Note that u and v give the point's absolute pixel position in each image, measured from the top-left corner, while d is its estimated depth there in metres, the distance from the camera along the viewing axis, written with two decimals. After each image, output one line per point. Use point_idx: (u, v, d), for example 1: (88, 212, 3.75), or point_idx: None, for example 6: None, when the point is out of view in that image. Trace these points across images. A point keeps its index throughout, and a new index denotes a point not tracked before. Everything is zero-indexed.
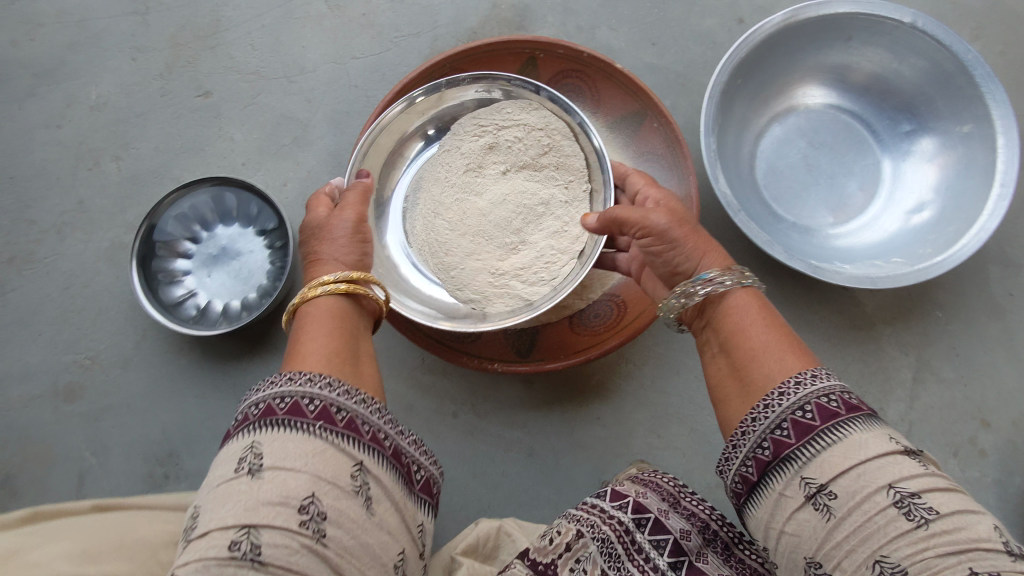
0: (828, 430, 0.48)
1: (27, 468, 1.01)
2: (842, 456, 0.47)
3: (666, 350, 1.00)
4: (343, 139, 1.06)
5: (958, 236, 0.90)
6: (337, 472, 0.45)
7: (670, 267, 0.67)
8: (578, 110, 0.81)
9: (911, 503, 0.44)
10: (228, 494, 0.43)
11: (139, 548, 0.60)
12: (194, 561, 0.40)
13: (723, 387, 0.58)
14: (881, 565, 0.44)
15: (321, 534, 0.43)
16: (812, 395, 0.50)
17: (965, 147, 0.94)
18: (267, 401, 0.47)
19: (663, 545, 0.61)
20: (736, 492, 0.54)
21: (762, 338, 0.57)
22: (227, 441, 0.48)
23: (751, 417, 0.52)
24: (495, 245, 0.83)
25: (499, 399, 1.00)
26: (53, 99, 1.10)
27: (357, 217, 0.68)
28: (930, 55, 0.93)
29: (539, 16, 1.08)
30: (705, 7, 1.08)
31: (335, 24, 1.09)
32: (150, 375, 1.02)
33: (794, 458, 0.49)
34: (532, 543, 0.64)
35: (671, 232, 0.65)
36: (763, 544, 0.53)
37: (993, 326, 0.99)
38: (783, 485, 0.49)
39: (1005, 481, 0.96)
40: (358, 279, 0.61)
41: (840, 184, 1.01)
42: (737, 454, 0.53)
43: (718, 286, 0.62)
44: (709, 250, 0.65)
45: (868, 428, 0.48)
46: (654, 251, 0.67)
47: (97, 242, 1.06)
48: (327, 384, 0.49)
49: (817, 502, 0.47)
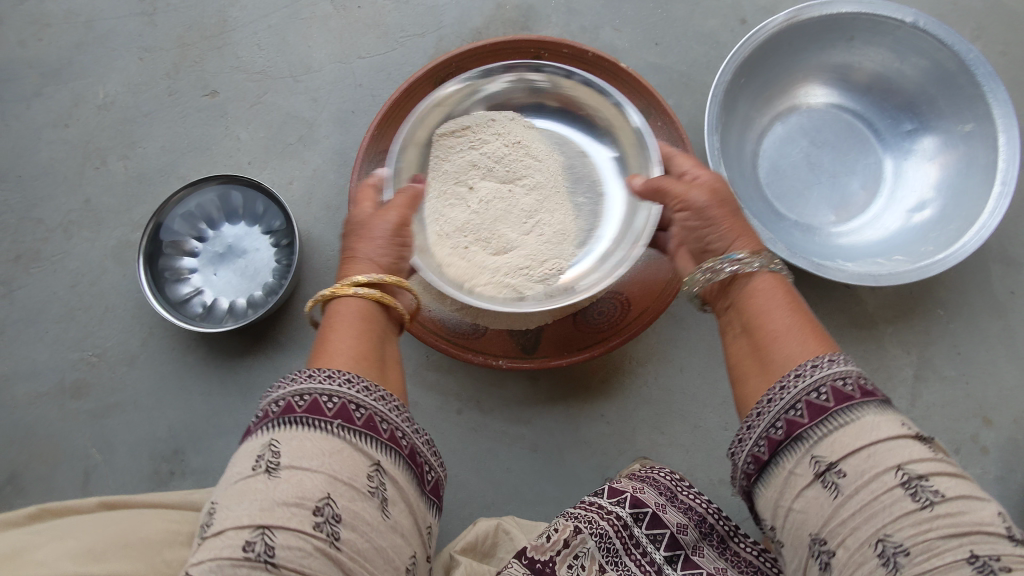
0: (841, 411, 0.48)
1: (33, 466, 1.02)
2: (853, 436, 0.47)
3: (669, 348, 1.01)
4: (349, 138, 1.07)
5: (960, 233, 0.91)
6: (354, 472, 0.46)
7: (703, 243, 0.68)
8: (613, 90, 0.85)
9: (918, 485, 0.45)
10: (244, 492, 0.43)
11: (141, 549, 0.59)
12: (208, 560, 0.41)
13: (741, 371, 0.58)
14: (884, 545, 0.44)
15: (336, 536, 0.43)
16: (828, 377, 0.50)
17: (967, 146, 0.95)
18: (287, 398, 0.48)
19: (660, 539, 0.62)
20: (745, 473, 0.54)
21: (782, 322, 0.57)
22: (247, 437, 0.48)
23: (768, 397, 0.52)
24: (487, 241, 0.82)
25: (503, 396, 1.00)
26: (60, 98, 1.10)
27: (400, 220, 0.68)
28: (931, 54, 0.94)
29: (543, 17, 1.09)
30: (707, 7, 1.09)
31: (340, 24, 1.09)
32: (156, 372, 1.03)
33: (806, 437, 0.49)
34: (529, 541, 0.62)
35: (712, 209, 0.67)
36: (769, 524, 0.52)
37: (994, 325, 1.00)
38: (793, 464, 0.49)
39: (1007, 478, 0.97)
40: (391, 284, 0.62)
41: (842, 182, 1.02)
42: (749, 435, 0.53)
43: (747, 265, 0.62)
44: (743, 235, 0.66)
45: (880, 413, 0.48)
46: (691, 226, 0.69)
47: (104, 240, 1.06)
48: (346, 381, 0.50)
49: (825, 480, 0.47)
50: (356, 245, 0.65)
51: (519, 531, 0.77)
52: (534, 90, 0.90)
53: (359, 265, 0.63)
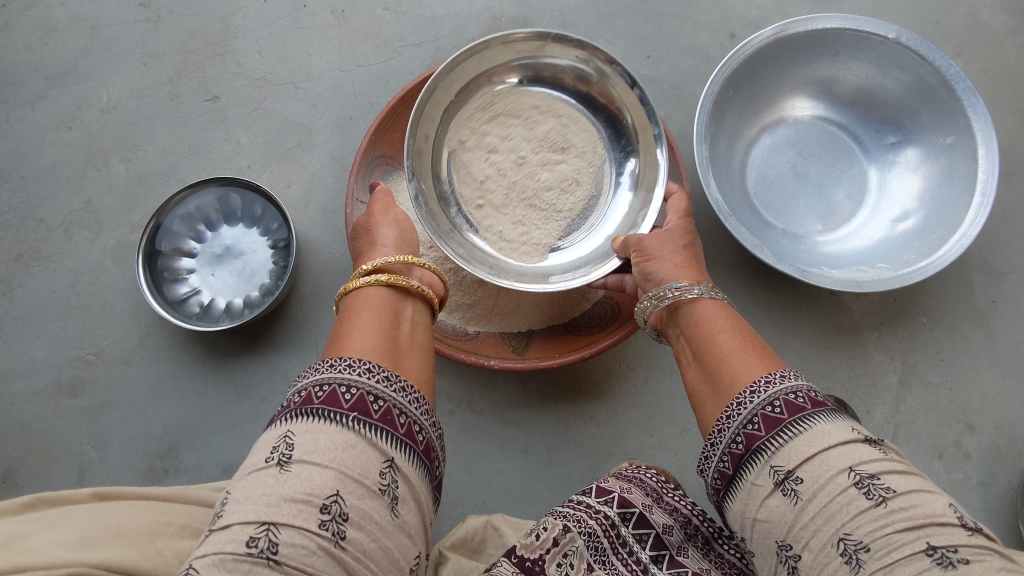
0: (795, 422, 0.50)
1: (28, 462, 1.02)
2: (807, 444, 0.48)
3: (659, 351, 1.03)
4: (347, 144, 1.10)
5: (941, 242, 0.93)
6: (365, 469, 0.46)
7: (647, 276, 0.73)
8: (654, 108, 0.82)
9: (871, 483, 0.46)
10: (255, 486, 0.44)
11: (131, 536, 0.59)
12: (211, 553, 0.41)
13: (698, 395, 0.60)
14: (844, 544, 0.45)
15: (341, 536, 0.43)
16: (781, 391, 0.52)
17: (948, 158, 0.97)
18: (307, 388, 0.49)
19: (645, 539, 0.64)
20: (715, 488, 0.56)
21: (731, 342, 0.59)
22: (268, 427, 0.49)
23: (726, 414, 0.54)
24: (510, 207, 0.86)
25: (495, 397, 1.02)
26: (64, 102, 1.13)
27: (384, 207, 0.76)
28: (913, 69, 0.97)
29: (538, 29, 1.12)
30: (698, 22, 1.12)
31: (340, 33, 1.12)
32: (153, 371, 1.04)
33: (764, 449, 0.50)
34: (518, 540, 0.63)
35: (651, 246, 0.74)
36: (739, 535, 0.53)
37: (976, 332, 1.02)
38: (754, 476, 0.51)
39: (990, 483, 0.98)
40: (399, 263, 0.65)
41: (828, 192, 1.05)
42: (714, 452, 0.55)
43: (686, 293, 0.66)
44: (685, 272, 0.70)
45: (831, 420, 0.50)
46: (639, 258, 0.75)
47: (104, 240, 1.08)
48: (366, 370, 0.51)
49: (785, 488, 0.49)
50: (368, 241, 0.71)
51: (508, 528, 0.79)
52: (581, 76, 0.86)
53: (381, 250, 0.69)
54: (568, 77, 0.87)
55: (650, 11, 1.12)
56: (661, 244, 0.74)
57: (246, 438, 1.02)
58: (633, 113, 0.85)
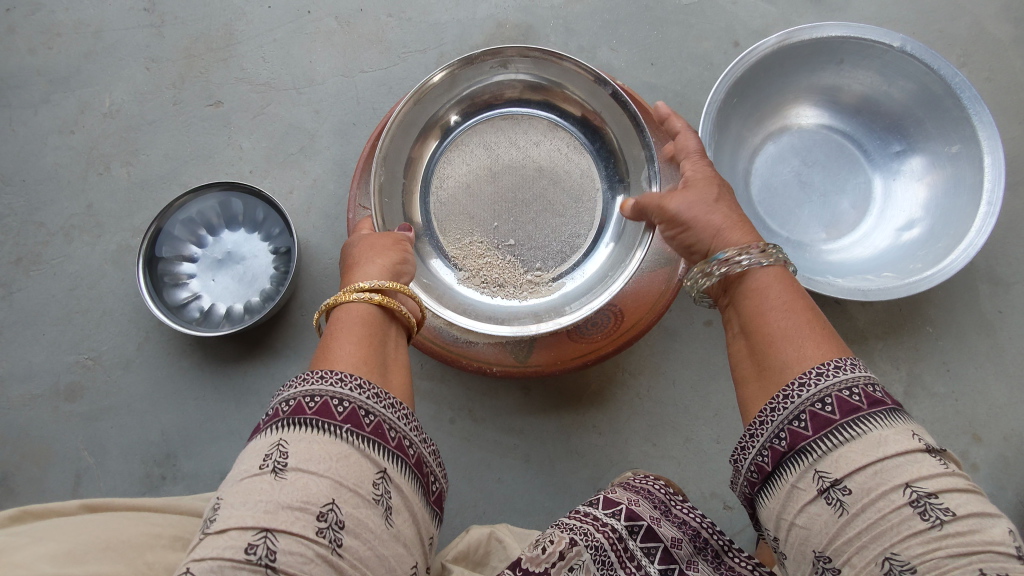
0: (847, 425, 0.47)
1: (24, 468, 1.01)
2: (860, 452, 0.46)
3: (662, 360, 1.02)
4: (349, 150, 1.09)
5: (947, 251, 0.92)
6: (359, 478, 0.45)
7: (689, 247, 0.70)
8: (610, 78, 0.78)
9: (927, 503, 0.44)
10: (250, 492, 0.43)
11: (122, 551, 0.57)
12: (209, 558, 0.40)
13: (744, 378, 0.58)
14: (890, 563, 0.44)
15: (338, 543, 0.42)
16: (833, 387, 0.49)
17: (953, 166, 0.97)
18: (297, 398, 0.48)
19: (654, 553, 0.62)
20: (748, 481, 0.54)
21: (783, 325, 0.56)
22: (255, 435, 0.48)
23: (771, 407, 0.52)
24: (503, 242, 0.88)
25: (497, 406, 1.00)
26: (66, 106, 1.12)
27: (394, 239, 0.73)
28: (918, 78, 0.97)
29: (542, 36, 1.12)
30: (702, 30, 1.12)
31: (344, 39, 1.12)
32: (152, 377, 1.03)
33: (809, 451, 0.48)
34: (523, 552, 0.61)
35: (683, 213, 0.69)
36: (771, 534, 0.52)
37: (983, 343, 1.01)
38: (796, 478, 0.49)
39: (997, 495, 0.97)
40: (388, 289, 0.62)
41: (832, 201, 1.04)
42: (753, 444, 0.52)
43: (736, 265, 0.62)
44: (728, 233, 0.67)
45: (889, 425, 0.47)
46: (673, 233, 0.71)
47: (105, 244, 1.07)
48: (356, 386, 0.50)
49: (830, 497, 0.47)
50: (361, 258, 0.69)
51: (512, 540, 0.77)
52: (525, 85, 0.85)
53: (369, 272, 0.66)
54: (509, 91, 0.86)
55: (654, 19, 1.12)
56: (693, 208, 0.69)
57: (245, 446, 1.01)
58: (587, 96, 0.82)
